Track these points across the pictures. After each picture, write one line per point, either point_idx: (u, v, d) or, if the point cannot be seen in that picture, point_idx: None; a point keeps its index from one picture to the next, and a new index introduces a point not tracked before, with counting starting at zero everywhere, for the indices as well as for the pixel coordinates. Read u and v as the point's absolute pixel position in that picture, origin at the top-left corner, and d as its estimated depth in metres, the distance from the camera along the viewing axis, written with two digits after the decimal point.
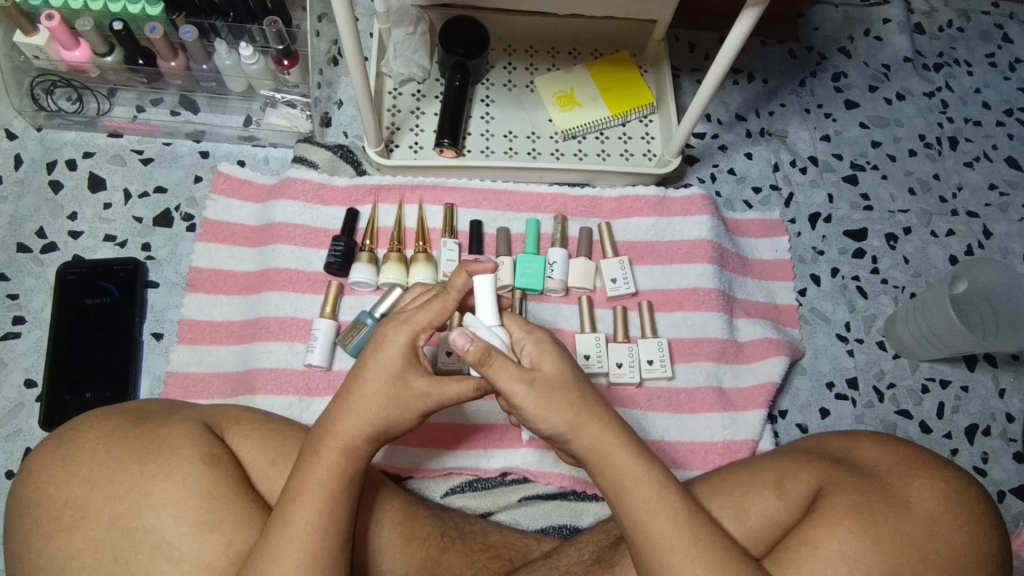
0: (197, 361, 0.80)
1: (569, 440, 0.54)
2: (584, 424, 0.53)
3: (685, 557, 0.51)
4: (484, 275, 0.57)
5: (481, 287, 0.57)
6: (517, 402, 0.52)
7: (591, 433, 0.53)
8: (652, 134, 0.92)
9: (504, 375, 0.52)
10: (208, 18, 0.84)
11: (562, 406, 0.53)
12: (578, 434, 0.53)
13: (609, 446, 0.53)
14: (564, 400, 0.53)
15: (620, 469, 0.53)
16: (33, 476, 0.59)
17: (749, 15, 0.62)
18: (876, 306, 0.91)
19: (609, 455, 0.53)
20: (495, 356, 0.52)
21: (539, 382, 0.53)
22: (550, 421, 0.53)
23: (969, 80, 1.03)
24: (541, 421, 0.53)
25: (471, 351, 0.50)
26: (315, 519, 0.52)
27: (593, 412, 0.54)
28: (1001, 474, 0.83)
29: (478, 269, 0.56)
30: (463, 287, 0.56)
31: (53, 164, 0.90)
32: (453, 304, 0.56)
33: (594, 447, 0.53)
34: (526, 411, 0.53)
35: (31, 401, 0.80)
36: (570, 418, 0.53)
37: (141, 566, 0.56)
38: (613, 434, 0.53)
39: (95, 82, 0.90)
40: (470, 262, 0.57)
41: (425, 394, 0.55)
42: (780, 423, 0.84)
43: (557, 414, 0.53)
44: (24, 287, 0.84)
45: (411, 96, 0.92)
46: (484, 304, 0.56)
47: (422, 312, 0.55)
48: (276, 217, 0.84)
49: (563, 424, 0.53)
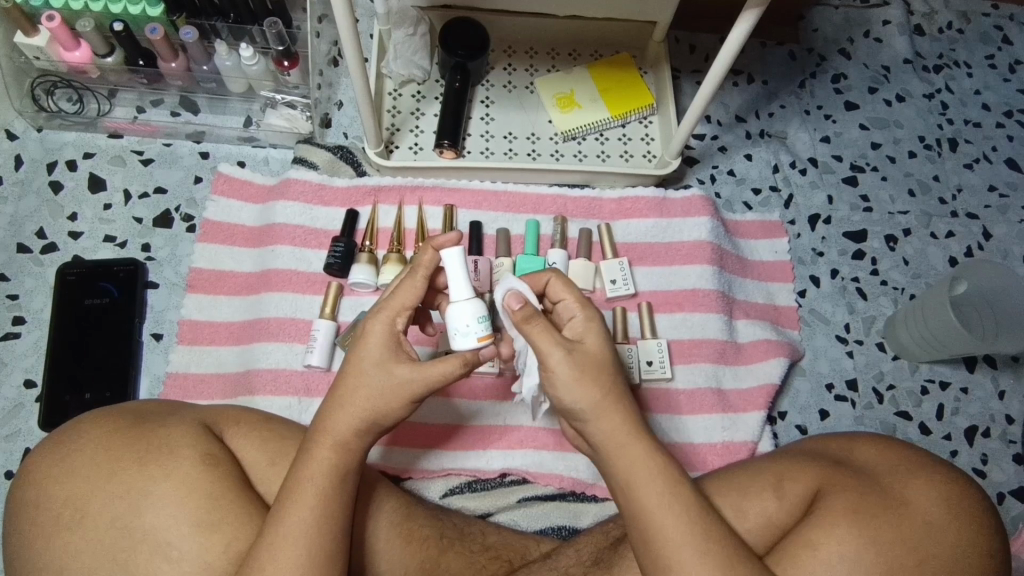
0: (196, 362, 0.80)
1: (589, 422, 0.54)
2: (607, 410, 0.53)
3: (691, 555, 0.51)
4: (450, 246, 0.55)
5: (451, 260, 0.55)
6: (553, 367, 0.53)
7: (611, 421, 0.53)
8: (651, 135, 0.93)
9: (546, 339, 0.53)
10: (208, 19, 0.85)
11: (594, 383, 0.53)
12: (599, 419, 0.53)
13: (624, 437, 0.53)
14: (596, 380, 0.53)
15: (635, 461, 0.53)
16: (33, 477, 0.59)
17: (750, 16, 0.62)
18: (876, 308, 0.91)
19: (625, 445, 0.53)
20: (541, 322, 0.53)
21: (576, 354, 0.53)
22: (579, 397, 0.53)
23: (969, 81, 1.03)
24: (572, 397, 0.53)
25: (520, 305, 0.53)
26: (311, 517, 0.52)
27: (616, 399, 0.54)
28: (1000, 476, 0.83)
29: (444, 242, 0.55)
30: (432, 262, 0.55)
31: (53, 165, 0.90)
32: (421, 280, 0.55)
33: (612, 435, 0.53)
34: (556, 383, 0.53)
35: (30, 401, 0.80)
36: (598, 398, 0.53)
37: (141, 567, 0.56)
38: (629, 424, 0.54)
39: (96, 83, 0.90)
40: (434, 239, 0.56)
41: (407, 382, 0.54)
42: (779, 423, 0.85)
43: (587, 388, 0.53)
44: (24, 288, 0.84)
45: (411, 97, 0.92)
46: (459, 275, 0.55)
47: (397, 295, 0.55)
48: (276, 218, 0.85)
49: (589, 402, 0.53)
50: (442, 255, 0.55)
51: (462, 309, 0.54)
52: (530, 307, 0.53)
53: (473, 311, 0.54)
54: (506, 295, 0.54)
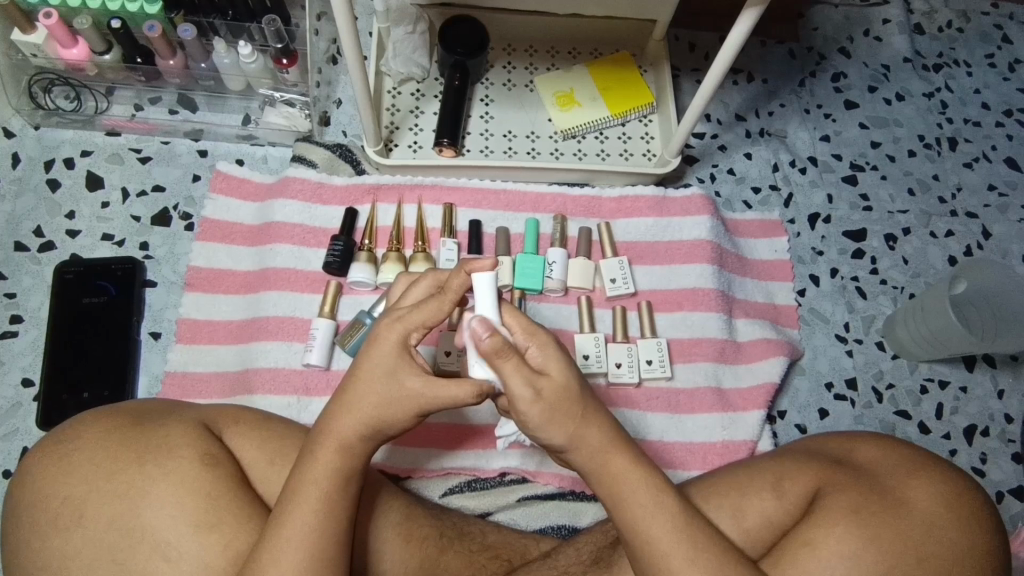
0: (195, 361, 0.80)
1: (568, 451, 0.52)
2: (583, 438, 0.52)
3: (682, 560, 0.51)
4: (484, 273, 0.52)
5: (481, 287, 0.52)
6: (521, 409, 0.50)
7: (589, 441, 0.52)
8: (651, 134, 0.92)
9: (516, 376, 0.49)
10: (207, 16, 0.84)
11: (565, 421, 0.51)
12: (579, 444, 0.52)
13: (605, 455, 0.52)
14: (567, 413, 0.51)
15: (616, 477, 0.52)
16: (32, 476, 0.58)
17: (750, 15, 0.62)
18: (875, 307, 0.91)
19: (603, 464, 0.52)
20: (511, 353, 0.49)
21: (544, 392, 0.50)
22: (553, 434, 0.51)
23: (969, 80, 1.03)
24: (544, 433, 0.51)
25: (490, 340, 0.48)
26: (314, 518, 0.52)
27: (591, 422, 0.52)
28: (999, 474, 0.83)
29: (478, 267, 0.52)
30: (461, 287, 0.53)
31: (51, 163, 0.89)
32: (449, 305, 0.53)
33: (589, 458, 0.52)
34: (527, 423, 0.51)
35: (29, 400, 0.80)
36: (572, 429, 0.51)
37: (140, 567, 0.56)
38: (607, 445, 0.52)
39: (93, 80, 0.89)
40: (469, 261, 0.52)
41: (401, 387, 0.52)
42: (779, 423, 0.84)
43: (559, 428, 0.51)
44: (21, 286, 0.84)
45: (410, 96, 0.92)
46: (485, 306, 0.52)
47: (417, 311, 0.53)
48: (275, 216, 0.84)
49: (563, 437, 0.51)
50: (474, 280, 0.52)
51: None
52: (499, 336, 0.48)
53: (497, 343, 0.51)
54: (473, 323, 0.49)
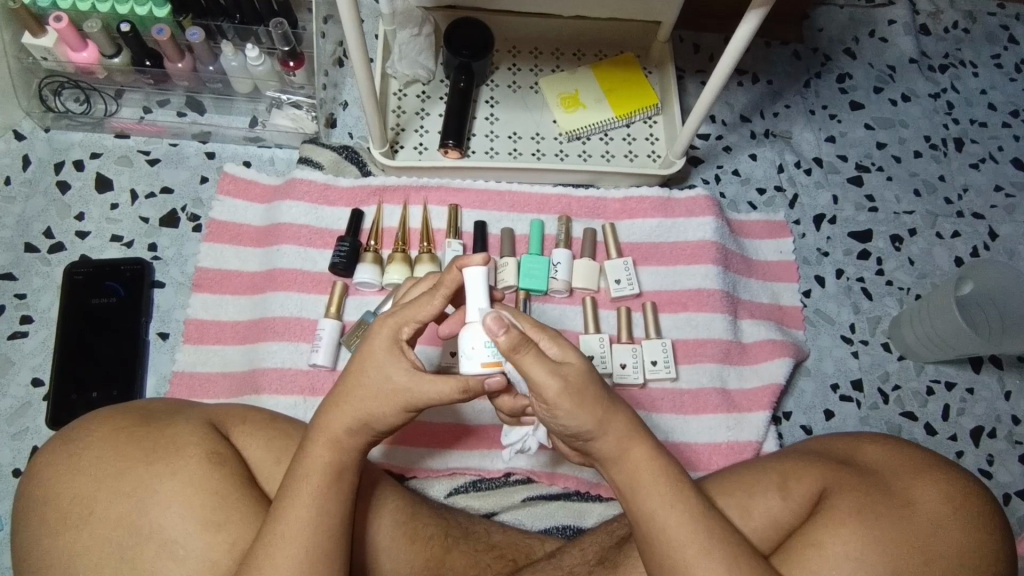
0: (202, 361, 0.80)
1: (594, 438, 0.52)
2: (610, 424, 0.51)
3: (697, 554, 0.51)
4: (475, 268, 0.53)
5: (472, 281, 0.53)
6: (551, 399, 0.49)
7: (616, 429, 0.52)
8: (656, 135, 0.93)
9: (539, 369, 0.48)
10: (214, 20, 0.85)
11: (593, 405, 0.51)
12: (606, 431, 0.52)
13: (626, 443, 0.53)
14: (593, 399, 0.51)
15: (636, 466, 0.53)
16: (41, 475, 0.59)
17: (754, 16, 0.62)
18: (881, 308, 0.91)
19: (625, 451, 0.53)
20: (527, 347, 0.49)
21: (570, 380, 0.50)
22: (581, 421, 0.50)
23: (975, 80, 1.03)
24: (573, 421, 0.50)
25: (506, 338, 0.48)
26: (309, 514, 0.53)
27: (617, 409, 0.52)
28: (1006, 476, 0.83)
29: (468, 263, 0.53)
30: (454, 282, 0.54)
31: (60, 165, 0.90)
32: (439, 302, 0.53)
33: (615, 445, 0.52)
34: (557, 411, 0.50)
35: (38, 400, 0.81)
36: (600, 415, 0.51)
37: (147, 565, 0.56)
38: (633, 431, 0.53)
39: (103, 84, 0.90)
40: (461, 258, 0.53)
41: (407, 387, 0.52)
42: (784, 424, 0.84)
43: (589, 412, 0.50)
44: (31, 287, 0.85)
45: (415, 97, 0.92)
46: (477, 301, 0.52)
47: (409, 307, 0.54)
48: (282, 217, 0.85)
49: (591, 423, 0.51)
50: (466, 275, 0.53)
51: (474, 333, 0.52)
52: (513, 333, 0.48)
53: (484, 336, 0.51)
54: (486, 319, 0.49)
